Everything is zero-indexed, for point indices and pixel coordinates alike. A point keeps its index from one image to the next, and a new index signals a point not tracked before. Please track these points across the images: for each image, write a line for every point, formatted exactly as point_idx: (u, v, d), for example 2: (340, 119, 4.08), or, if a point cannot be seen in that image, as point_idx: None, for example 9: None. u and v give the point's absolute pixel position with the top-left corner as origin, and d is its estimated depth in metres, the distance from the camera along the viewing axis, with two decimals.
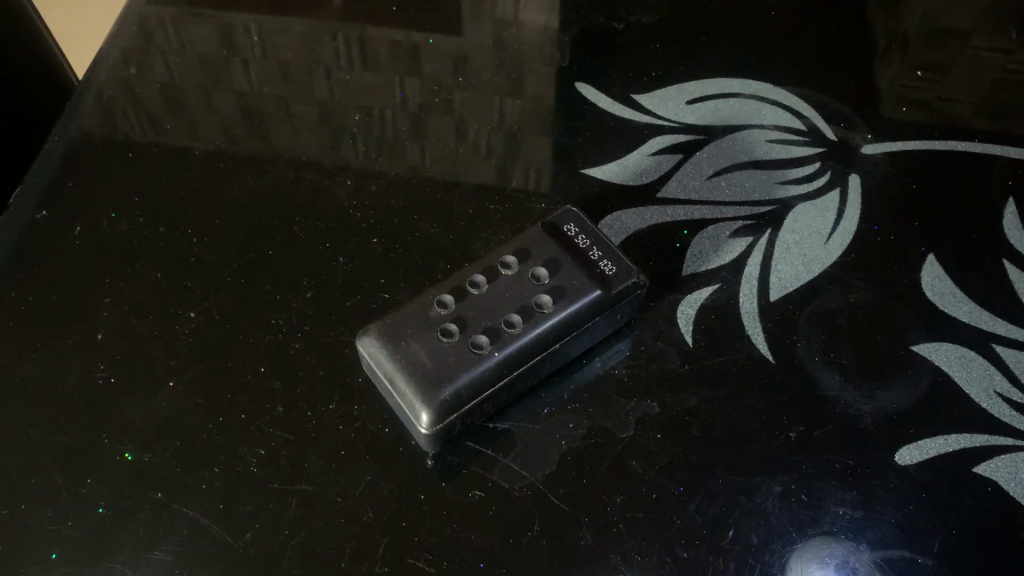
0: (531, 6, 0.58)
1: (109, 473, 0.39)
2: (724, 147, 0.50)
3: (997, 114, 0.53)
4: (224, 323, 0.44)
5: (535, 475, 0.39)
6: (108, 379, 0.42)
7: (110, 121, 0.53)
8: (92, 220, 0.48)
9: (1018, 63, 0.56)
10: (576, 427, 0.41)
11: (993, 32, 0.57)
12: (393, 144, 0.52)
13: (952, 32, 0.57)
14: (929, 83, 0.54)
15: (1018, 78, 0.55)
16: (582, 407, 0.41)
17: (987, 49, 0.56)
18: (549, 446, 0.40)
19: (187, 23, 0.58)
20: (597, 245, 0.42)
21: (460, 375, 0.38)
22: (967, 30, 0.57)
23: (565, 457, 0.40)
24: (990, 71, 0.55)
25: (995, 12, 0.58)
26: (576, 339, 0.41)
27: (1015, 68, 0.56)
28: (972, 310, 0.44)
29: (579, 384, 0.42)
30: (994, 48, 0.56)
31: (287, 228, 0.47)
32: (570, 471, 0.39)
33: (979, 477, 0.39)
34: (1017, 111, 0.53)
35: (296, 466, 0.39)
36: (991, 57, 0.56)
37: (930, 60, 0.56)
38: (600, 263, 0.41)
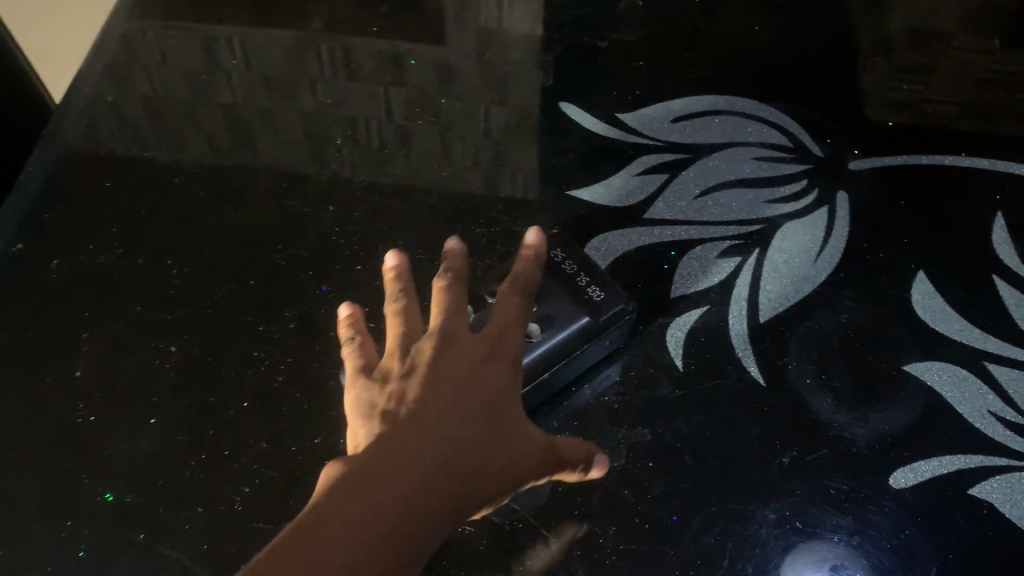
0: (514, 18, 0.58)
1: (90, 515, 0.39)
2: (711, 166, 0.50)
3: (986, 119, 0.52)
4: (207, 357, 0.43)
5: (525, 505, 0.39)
6: (88, 417, 0.41)
7: (89, 144, 0.53)
8: (70, 252, 0.47)
9: (1006, 64, 0.55)
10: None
11: (982, 35, 0.56)
12: (377, 161, 0.51)
13: (937, 37, 0.56)
14: (915, 90, 0.54)
15: (1006, 79, 0.54)
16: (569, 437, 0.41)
17: (972, 52, 0.56)
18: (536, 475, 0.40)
19: (168, 42, 0.58)
20: (585, 271, 0.42)
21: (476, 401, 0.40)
22: (954, 35, 0.56)
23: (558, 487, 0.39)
24: (977, 74, 0.55)
25: (983, 14, 0.57)
26: (566, 367, 0.41)
27: (1003, 70, 0.55)
28: (964, 328, 0.44)
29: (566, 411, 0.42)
30: (984, 52, 0.56)
31: (270, 257, 0.47)
32: (563, 501, 0.39)
33: (975, 499, 0.38)
34: (1007, 114, 0.52)
35: (281, 504, 0.38)
36: (977, 60, 0.55)
37: (916, 65, 0.55)
38: (588, 289, 0.42)
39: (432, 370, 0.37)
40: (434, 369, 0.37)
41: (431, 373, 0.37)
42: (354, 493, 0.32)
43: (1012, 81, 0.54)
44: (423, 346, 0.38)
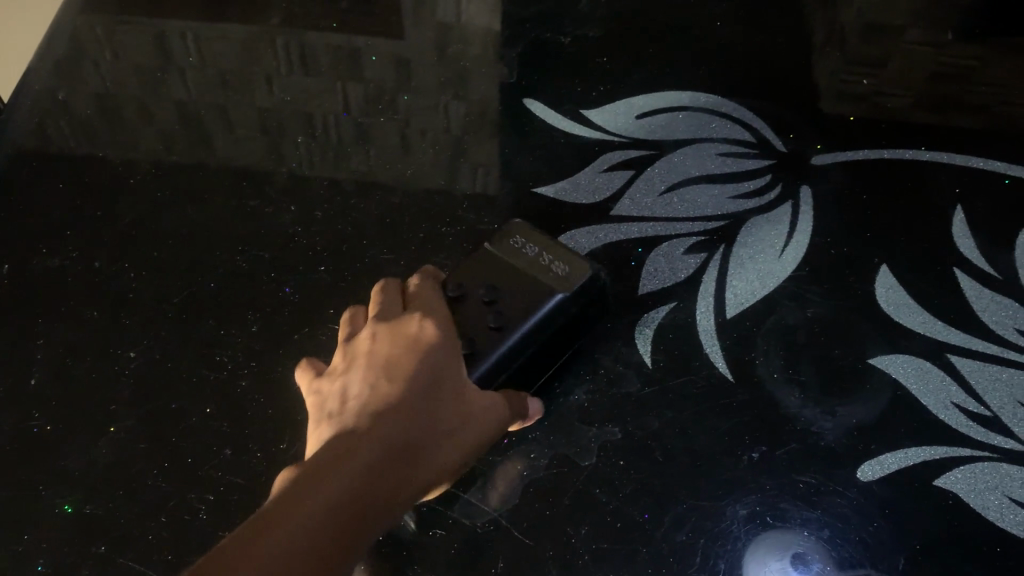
0: (473, 11, 0.57)
1: (48, 529, 0.37)
2: (675, 162, 0.50)
3: (943, 112, 0.52)
4: (168, 361, 0.42)
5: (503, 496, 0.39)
6: (44, 427, 0.40)
7: (39, 144, 0.51)
8: (22, 256, 0.46)
9: (960, 57, 0.56)
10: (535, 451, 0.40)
11: (938, 29, 0.57)
12: (336, 156, 0.50)
13: (893, 31, 0.57)
14: (874, 83, 0.54)
15: (961, 72, 0.55)
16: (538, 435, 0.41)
17: (927, 45, 0.56)
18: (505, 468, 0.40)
19: (120, 38, 0.56)
20: (546, 249, 0.41)
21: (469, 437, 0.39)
22: (909, 30, 0.57)
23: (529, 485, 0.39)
24: (933, 67, 0.55)
25: (936, 9, 0.58)
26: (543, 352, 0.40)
27: (958, 63, 0.56)
28: (926, 321, 0.44)
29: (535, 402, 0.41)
30: (939, 46, 0.56)
31: (231, 258, 0.46)
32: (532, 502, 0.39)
33: (940, 490, 0.39)
34: (962, 107, 0.53)
35: (246, 511, 0.38)
36: (932, 52, 0.56)
37: (874, 58, 0.56)
38: (552, 266, 0.40)
39: (375, 363, 0.37)
40: (375, 362, 0.37)
41: (372, 365, 0.37)
42: (315, 479, 0.32)
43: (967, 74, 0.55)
44: (364, 341, 0.39)
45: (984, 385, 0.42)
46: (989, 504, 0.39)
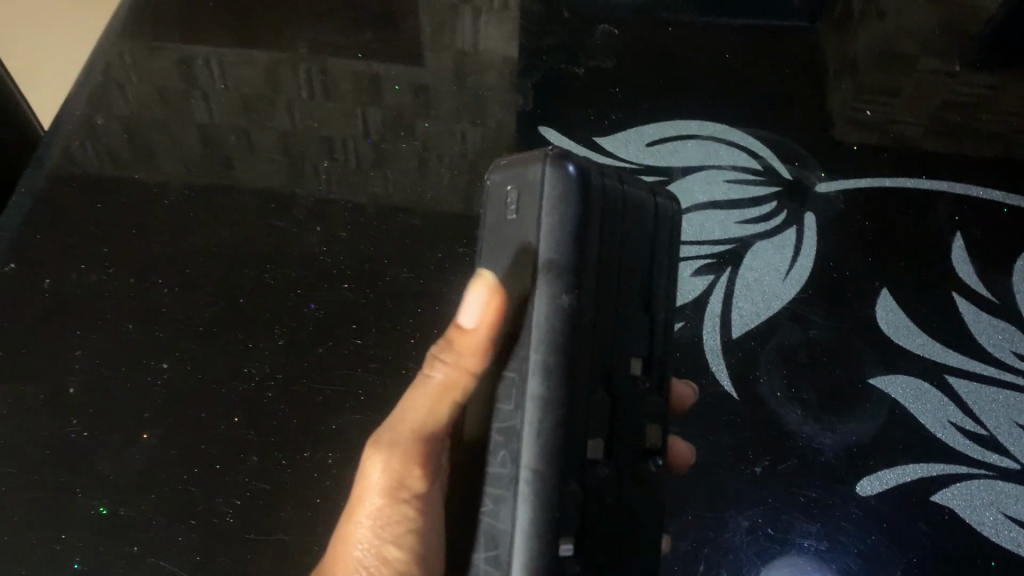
0: (491, 39, 0.60)
1: (83, 530, 0.39)
2: (684, 188, 0.52)
3: (946, 140, 0.54)
4: (197, 373, 0.44)
5: (532, 461, 0.29)
6: (81, 433, 0.42)
7: (73, 165, 0.53)
8: (60, 271, 0.48)
9: (965, 85, 0.58)
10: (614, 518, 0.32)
11: (943, 58, 0.59)
12: (357, 178, 0.53)
13: (900, 59, 0.59)
14: (881, 111, 0.56)
15: (966, 99, 0.57)
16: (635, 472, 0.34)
17: (933, 72, 0.58)
18: (491, 435, 0.30)
19: (149, 63, 0.58)
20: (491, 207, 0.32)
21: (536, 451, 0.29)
22: (916, 58, 0.59)
23: (625, 537, 0.33)
24: (939, 95, 0.57)
25: (942, 37, 0.60)
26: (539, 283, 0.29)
27: (963, 91, 0.57)
28: (926, 342, 0.46)
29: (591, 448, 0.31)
30: (945, 74, 0.58)
31: (257, 275, 0.48)
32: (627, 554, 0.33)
33: (937, 505, 0.41)
34: (965, 135, 0.55)
35: (272, 516, 0.40)
36: (937, 80, 0.58)
37: (880, 86, 0.58)
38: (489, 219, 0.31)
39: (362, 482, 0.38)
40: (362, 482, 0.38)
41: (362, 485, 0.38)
42: None
43: (972, 102, 0.57)
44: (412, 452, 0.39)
45: (981, 405, 0.44)
46: (985, 520, 0.40)
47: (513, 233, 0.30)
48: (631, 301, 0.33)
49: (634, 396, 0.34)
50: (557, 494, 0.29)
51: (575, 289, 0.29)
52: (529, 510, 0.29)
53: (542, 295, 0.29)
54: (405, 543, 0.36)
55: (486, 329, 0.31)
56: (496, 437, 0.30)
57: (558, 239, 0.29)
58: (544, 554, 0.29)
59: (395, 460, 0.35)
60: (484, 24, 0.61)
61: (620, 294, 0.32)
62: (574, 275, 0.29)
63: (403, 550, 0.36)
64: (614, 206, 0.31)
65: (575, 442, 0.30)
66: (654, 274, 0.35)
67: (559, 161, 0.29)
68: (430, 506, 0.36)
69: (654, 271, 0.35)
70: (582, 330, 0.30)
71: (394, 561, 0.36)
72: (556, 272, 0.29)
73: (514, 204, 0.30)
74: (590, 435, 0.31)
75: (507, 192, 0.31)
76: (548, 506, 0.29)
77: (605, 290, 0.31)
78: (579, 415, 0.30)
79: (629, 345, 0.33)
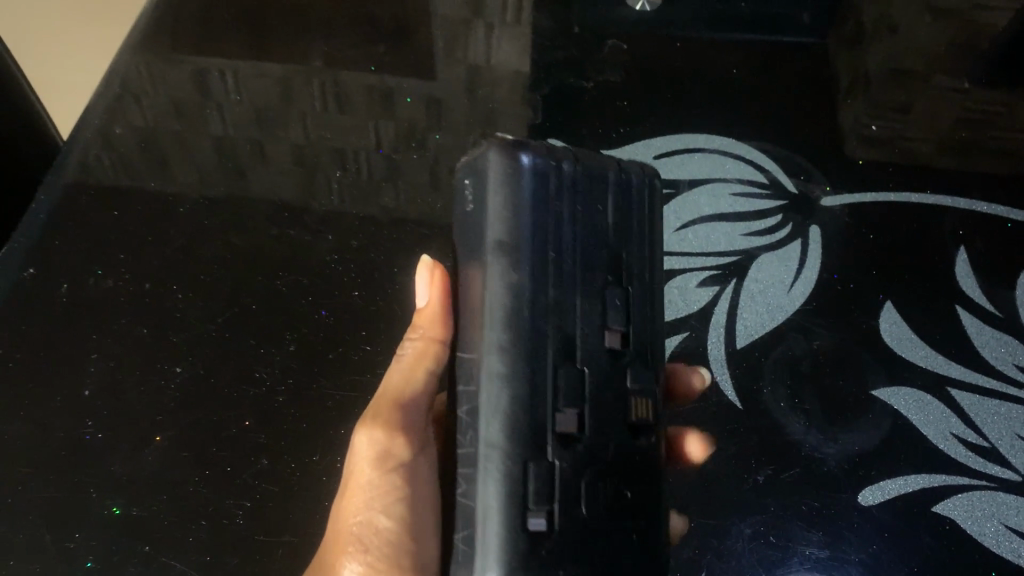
0: (503, 54, 0.61)
1: (97, 529, 0.40)
2: (691, 200, 0.52)
3: (958, 154, 0.55)
4: (210, 377, 0.45)
5: (490, 439, 0.30)
6: (95, 434, 0.43)
7: (88, 172, 0.54)
8: (77, 276, 0.49)
9: (976, 102, 0.59)
10: (596, 494, 0.31)
11: (951, 76, 0.60)
12: (369, 189, 0.54)
13: (911, 75, 0.60)
14: (894, 125, 0.57)
15: (977, 116, 0.58)
16: (620, 449, 0.32)
17: (945, 88, 0.59)
18: (461, 417, 0.31)
19: (164, 73, 0.59)
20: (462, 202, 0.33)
21: (496, 429, 0.30)
22: (927, 74, 0.60)
23: (612, 517, 0.31)
24: (950, 111, 0.58)
25: (950, 56, 0.61)
26: (492, 270, 0.30)
27: (975, 108, 0.58)
28: (928, 355, 0.46)
29: (557, 423, 0.30)
30: (956, 91, 0.59)
31: (270, 282, 0.49)
32: (618, 535, 0.31)
33: (937, 515, 0.41)
34: (976, 150, 0.56)
35: (281, 519, 0.41)
36: (948, 96, 0.59)
37: (891, 101, 0.58)
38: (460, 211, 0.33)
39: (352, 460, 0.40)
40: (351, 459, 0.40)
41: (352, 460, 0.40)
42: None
43: (983, 118, 0.58)
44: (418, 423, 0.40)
45: (983, 417, 0.44)
46: (985, 531, 0.41)
47: (472, 224, 0.32)
48: (602, 272, 0.32)
49: (613, 369, 0.32)
50: (518, 469, 0.30)
51: (527, 267, 0.30)
52: (492, 485, 0.30)
53: (494, 279, 0.30)
54: (394, 513, 0.38)
55: (442, 301, 0.38)
56: (465, 418, 0.31)
57: (505, 223, 0.30)
58: (512, 527, 0.29)
59: (380, 433, 0.38)
60: (495, 39, 0.62)
61: (585, 269, 0.31)
62: (525, 256, 0.30)
63: (392, 520, 0.38)
64: (569, 186, 0.31)
65: (536, 418, 0.30)
66: (626, 245, 0.33)
67: (511, 149, 0.30)
68: (416, 471, 0.39)
69: (633, 239, 0.33)
70: (535, 309, 0.30)
71: (384, 531, 0.37)
72: (506, 256, 0.30)
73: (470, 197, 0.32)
74: (556, 410, 0.30)
75: (466, 186, 0.32)
76: (512, 481, 0.30)
77: (567, 267, 0.31)
78: (536, 391, 0.30)
79: (600, 319, 0.32)
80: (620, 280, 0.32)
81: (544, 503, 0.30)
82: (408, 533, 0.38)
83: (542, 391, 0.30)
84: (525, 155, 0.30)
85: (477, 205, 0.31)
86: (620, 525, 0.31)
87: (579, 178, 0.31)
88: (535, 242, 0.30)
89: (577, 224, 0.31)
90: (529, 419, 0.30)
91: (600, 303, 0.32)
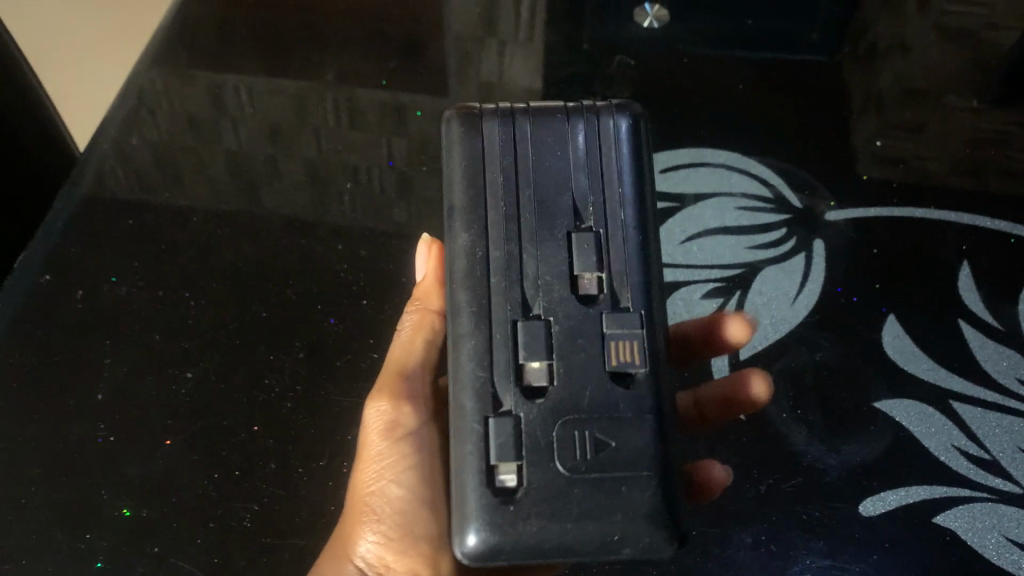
0: (516, 72, 0.62)
1: (108, 529, 0.41)
2: (696, 214, 0.53)
3: (967, 173, 0.56)
4: (220, 383, 0.46)
5: (460, 395, 0.33)
6: (108, 437, 0.44)
7: (104, 183, 0.55)
8: (92, 284, 0.50)
9: (989, 121, 0.59)
10: (576, 446, 0.32)
11: (962, 96, 0.61)
12: (381, 205, 0.54)
13: (922, 95, 0.61)
14: (905, 143, 0.57)
15: (990, 135, 0.58)
16: (603, 405, 0.32)
17: (957, 108, 0.60)
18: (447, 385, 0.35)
19: (181, 88, 0.61)
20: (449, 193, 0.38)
21: (461, 383, 0.33)
22: (940, 94, 0.61)
23: (598, 469, 0.31)
24: (963, 132, 0.59)
25: (962, 75, 0.62)
26: (455, 237, 0.34)
27: (987, 128, 0.59)
28: (931, 368, 0.46)
29: (522, 374, 0.33)
30: (970, 112, 0.60)
31: (281, 291, 0.50)
32: (608, 488, 0.31)
33: (938, 527, 0.41)
34: (986, 168, 0.56)
35: (287, 521, 0.42)
36: (960, 116, 0.60)
37: (902, 120, 0.59)
38: None
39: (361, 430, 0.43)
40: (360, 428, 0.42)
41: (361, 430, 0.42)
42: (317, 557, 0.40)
43: (996, 138, 0.58)
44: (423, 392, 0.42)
45: (985, 430, 0.44)
46: (986, 542, 0.41)
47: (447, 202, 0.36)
48: (567, 227, 0.34)
49: (584, 317, 0.34)
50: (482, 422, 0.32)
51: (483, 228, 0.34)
52: (462, 440, 0.32)
53: (456, 243, 0.34)
54: (405, 481, 0.40)
55: (436, 275, 0.41)
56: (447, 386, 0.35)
57: (462, 191, 0.34)
58: (481, 479, 0.32)
59: (385, 404, 0.40)
60: (508, 58, 0.63)
61: (547, 225, 0.34)
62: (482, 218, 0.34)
63: (404, 488, 0.40)
64: (523, 150, 0.35)
65: (498, 365, 0.33)
66: (594, 195, 0.35)
67: (468, 127, 0.35)
68: (422, 441, 0.40)
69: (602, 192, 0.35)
70: (494, 267, 0.34)
71: (396, 500, 0.39)
72: (465, 220, 0.34)
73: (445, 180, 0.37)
74: (518, 361, 0.33)
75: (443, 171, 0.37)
76: (476, 430, 0.32)
77: (526, 226, 0.34)
78: (498, 343, 0.33)
79: (568, 268, 0.34)
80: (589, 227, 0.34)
81: (513, 454, 0.32)
82: (421, 500, 0.40)
83: (502, 344, 0.33)
84: (481, 129, 0.35)
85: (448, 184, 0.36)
86: (611, 478, 0.31)
87: (536, 141, 0.35)
88: (492, 206, 0.34)
89: (534, 184, 0.35)
90: (492, 367, 0.33)
91: (565, 253, 0.34)
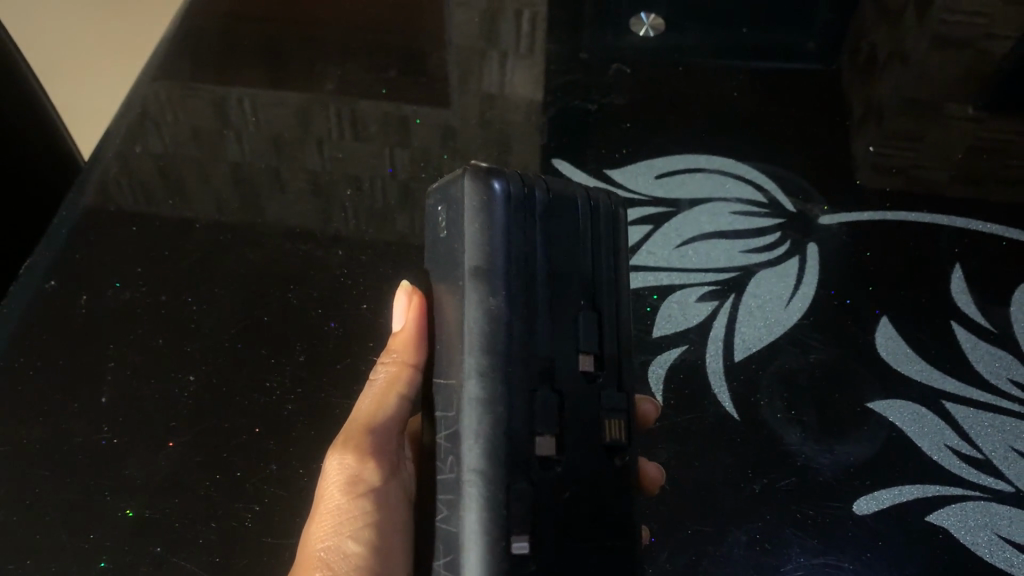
0: (516, 82, 0.62)
1: (111, 529, 0.42)
2: (691, 218, 0.54)
3: (962, 180, 0.56)
4: (222, 385, 0.47)
5: (475, 463, 0.31)
6: (111, 439, 0.45)
7: (109, 192, 0.56)
8: (96, 290, 0.51)
9: (988, 131, 0.60)
10: (577, 514, 0.32)
11: (959, 105, 0.61)
12: (383, 213, 0.55)
13: (919, 103, 0.61)
14: (903, 151, 0.58)
15: (988, 144, 0.59)
16: (597, 473, 0.33)
17: (954, 117, 0.61)
18: (439, 442, 0.33)
19: (185, 100, 0.62)
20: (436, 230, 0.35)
21: (474, 450, 0.31)
22: (937, 104, 0.61)
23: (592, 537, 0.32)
24: (962, 140, 0.59)
25: (960, 85, 0.62)
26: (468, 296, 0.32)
27: (987, 137, 0.59)
28: (924, 369, 0.47)
29: (537, 446, 0.32)
30: (969, 121, 0.61)
31: (283, 296, 0.50)
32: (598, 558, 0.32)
33: (931, 525, 0.42)
34: (981, 176, 0.57)
35: (287, 521, 0.42)
36: (957, 125, 0.60)
37: (900, 128, 0.60)
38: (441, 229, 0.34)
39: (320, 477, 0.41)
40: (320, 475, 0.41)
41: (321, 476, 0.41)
42: None
43: (994, 146, 0.59)
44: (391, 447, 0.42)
45: (977, 430, 0.45)
46: (979, 540, 0.41)
47: (447, 247, 0.34)
48: (576, 300, 0.34)
49: (588, 392, 0.33)
50: (503, 492, 0.31)
51: (504, 291, 0.32)
52: (476, 510, 0.31)
53: (471, 304, 0.32)
54: (363, 538, 0.39)
55: (416, 327, 0.39)
56: (445, 444, 0.32)
57: (480, 249, 0.32)
58: (495, 551, 0.31)
59: (350, 456, 0.39)
60: (509, 69, 0.63)
61: (559, 297, 0.33)
62: (501, 280, 0.32)
63: (361, 543, 0.38)
64: (541, 214, 0.33)
65: (515, 437, 0.31)
66: (596, 270, 0.35)
67: (486, 179, 0.32)
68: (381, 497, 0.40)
69: (602, 266, 0.35)
70: (513, 332, 0.32)
71: (353, 556, 0.38)
72: (484, 281, 0.32)
73: (446, 222, 0.34)
74: (537, 432, 0.32)
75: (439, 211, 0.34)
76: (492, 504, 0.31)
77: (540, 292, 0.33)
78: (517, 414, 0.31)
79: (574, 342, 0.33)
80: (593, 302, 0.34)
81: (527, 526, 0.31)
82: (376, 557, 0.38)
83: (523, 415, 0.32)
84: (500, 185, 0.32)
85: (450, 233, 0.34)
86: (599, 546, 0.32)
87: (551, 207, 0.34)
88: (511, 270, 0.32)
89: (549, 250, 0.33)
90: (511, 438, 0.31)
91: (574, 327, 0.33)
